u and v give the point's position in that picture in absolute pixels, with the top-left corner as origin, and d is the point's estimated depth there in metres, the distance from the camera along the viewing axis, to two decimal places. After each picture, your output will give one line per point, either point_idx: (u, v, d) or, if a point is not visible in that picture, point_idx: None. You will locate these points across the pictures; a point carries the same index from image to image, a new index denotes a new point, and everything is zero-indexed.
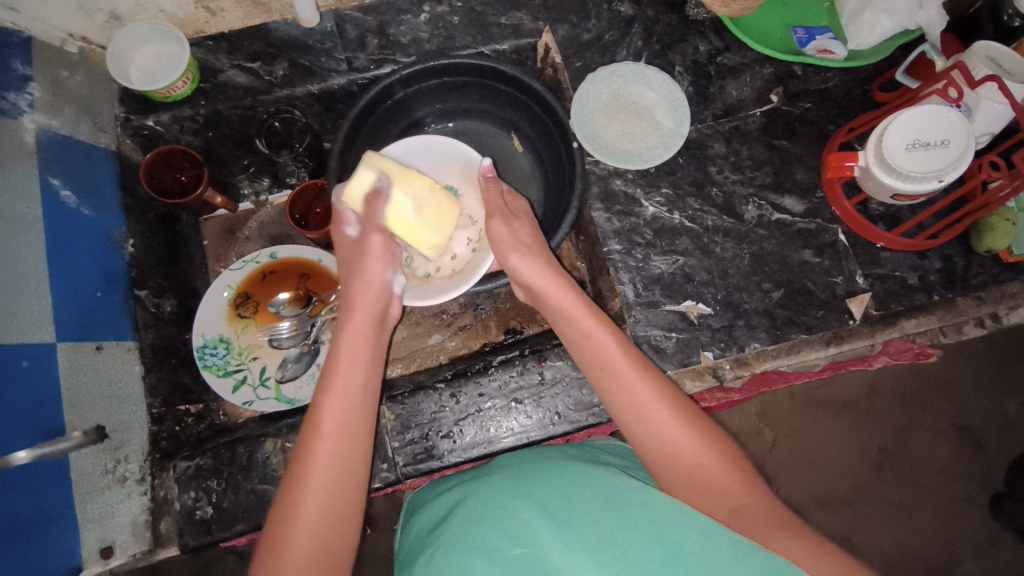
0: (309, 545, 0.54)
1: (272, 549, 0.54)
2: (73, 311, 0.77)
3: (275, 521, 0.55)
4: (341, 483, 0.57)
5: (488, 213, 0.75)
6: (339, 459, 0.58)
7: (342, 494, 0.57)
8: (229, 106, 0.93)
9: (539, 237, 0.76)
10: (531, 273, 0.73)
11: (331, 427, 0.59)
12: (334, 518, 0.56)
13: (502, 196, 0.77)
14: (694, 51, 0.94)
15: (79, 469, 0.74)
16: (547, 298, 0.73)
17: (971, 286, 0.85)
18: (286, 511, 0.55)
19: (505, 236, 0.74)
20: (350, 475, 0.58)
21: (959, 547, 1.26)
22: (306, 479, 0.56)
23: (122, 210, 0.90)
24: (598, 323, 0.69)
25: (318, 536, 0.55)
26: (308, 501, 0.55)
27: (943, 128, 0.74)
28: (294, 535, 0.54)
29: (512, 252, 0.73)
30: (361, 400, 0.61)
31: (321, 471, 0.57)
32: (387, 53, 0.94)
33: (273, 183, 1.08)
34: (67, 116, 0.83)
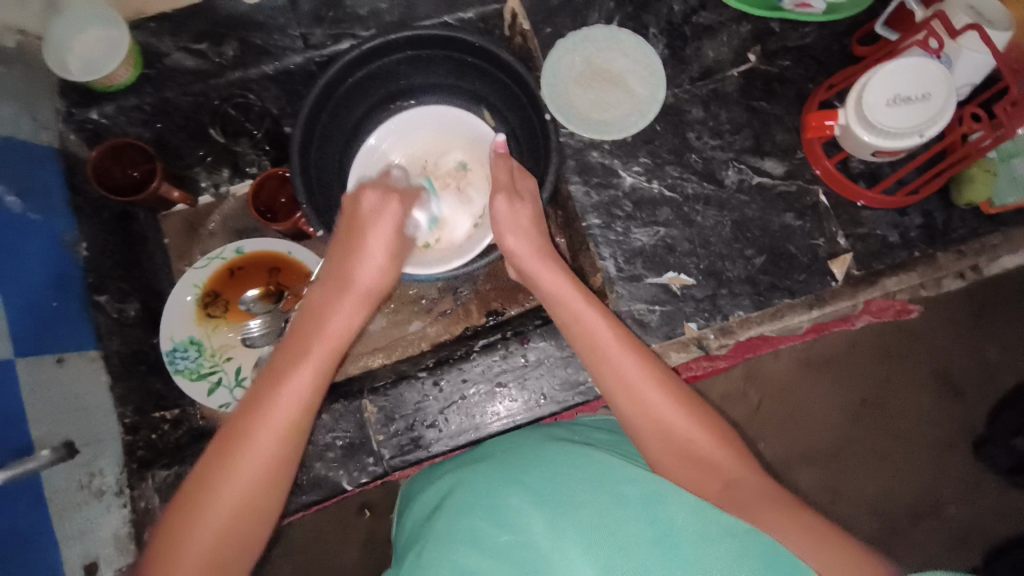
0: (237, 504, 0.53)
1: (194, 497, 0.53)
2: (26, 322, 0.72)
3: (205, 468, 0.54)
4: (284, 449, 0.56)
5: (493, 189, 0.73)
6: (292, 424, 0.56)
7: (284, 449, 0.56)
8: (178, 93, 0.86)
9: (540, 223, 0.74)
10: (524, 255, 0.72)
11: (295, 388, 0.57)
12: (267, 485, 0.55)
13: (510, 173, 0.74)
14: (668, 10, 0.90)
15: (52, 486, 0.69)
16: (539, 281, 0.72)
17: (952, 241, 0.85)
18: (220, 462, 0.54)
19: (505, 215, 0.72)
20: (291, 448, 0.56)
21: (944, 494, 1.30)
22: (250, 436, 0.54)
23: (72, 212, 0.84)
24: (588, 304, 0.68)
25: (244, 500, 0.53)
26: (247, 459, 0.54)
27: (924, 80, 0.71)
28: (222, 492, 0.53)
29: (508, 233, 0.72)
30: (325, 372, 0.60)
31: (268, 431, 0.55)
32: (344, 26, 0.88)
33: (233, 173, 1.04)
34: (7, 114, 0.76)
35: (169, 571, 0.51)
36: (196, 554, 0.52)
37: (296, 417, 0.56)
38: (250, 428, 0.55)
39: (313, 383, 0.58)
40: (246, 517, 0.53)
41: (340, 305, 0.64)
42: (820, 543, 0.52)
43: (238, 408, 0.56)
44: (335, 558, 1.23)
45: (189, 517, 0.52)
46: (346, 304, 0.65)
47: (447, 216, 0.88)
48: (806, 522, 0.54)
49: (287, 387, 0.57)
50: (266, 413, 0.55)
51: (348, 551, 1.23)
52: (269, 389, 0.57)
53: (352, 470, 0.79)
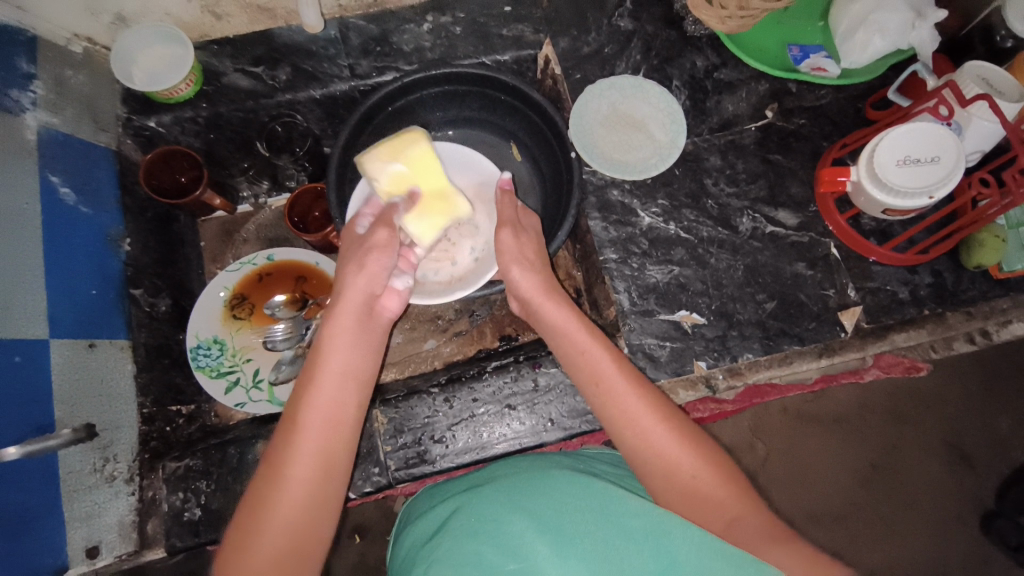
0: (279, 545, 0.54)
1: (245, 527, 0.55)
2: (68, 307, 0.76)
3: (252, 503, 0.56)
4: (322, 478, 0.58)
5: (499, 224, 0.77)
6: (324, 439, 0.59)
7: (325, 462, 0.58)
8: (231, 109, 0.94)
9: (543, 255, 0.78)
10: (529, 286, 0.74)
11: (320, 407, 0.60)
12: (316, 495, 0.57)
13: (516, 210, 0.79)
14: (691, 66, 0.96)
15: (67, 466, 0.72)
16: (543, 313, 0.74)
17: (961, 301, 0.87)
18: (260, 503, 0.56)
19: (511, 247, 0.75)
20: (330, 462, 0.59)
21: (951, 568, 1.26)
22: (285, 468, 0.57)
23: (121, 209, 0.90)
24: (591, 337, 0.70)
25: (285, 540, 0.55)
26: (287, 492, 0.56)
27: (934, 145, 0.76)
28: (270, 515, 0.55)
29: (513, 265, 0.75)
30: (347, 390, 0.63)
31: (303, 466, 0.57)
32: (388, 60, 0.96)
33: (273, 186, 1.10)
34: (69, 115, 0.83)
35: None
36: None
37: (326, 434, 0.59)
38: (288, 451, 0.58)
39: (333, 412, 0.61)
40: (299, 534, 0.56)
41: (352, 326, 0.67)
42: None
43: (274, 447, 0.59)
44: None
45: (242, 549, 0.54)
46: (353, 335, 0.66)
47: (450, 251, 0.87)
48: (808, 562, 0.54)
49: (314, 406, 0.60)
50: (297, 449, 0.58)
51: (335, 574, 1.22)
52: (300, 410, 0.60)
53: (356, 479, 0.79)
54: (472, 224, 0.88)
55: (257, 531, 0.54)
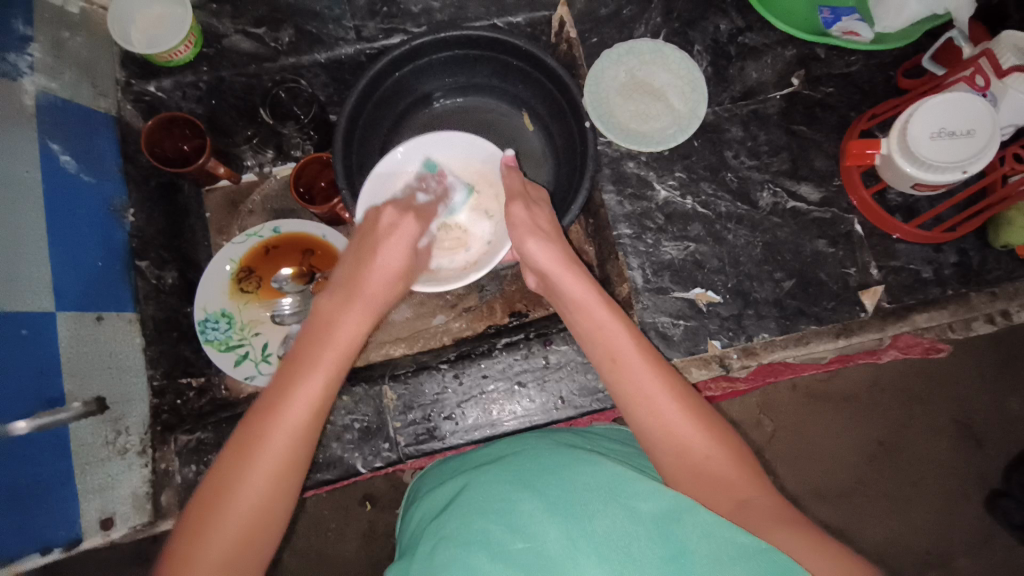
0: (238, 526, 0.52)
1: (211, 502, 0.52)
2: (73, 280, 0.75)
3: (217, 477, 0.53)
4: (294, 461, 0.54)
5: (509, 197, 0.75)
6: (304, 425, 0.55)
7: (298, 450, 0.54)
8: (233, 74, 0.90)
9: (557, 226, 0.76)
10: (546, 260, 0.72)
11: (307, 388, 0.56)
12: (283, 479, 0.54)
13: (524, 185, 0.77)
14: (715, 30, 0.91)
15: (79, 439, 0.72)
16: (562, 287, 0.71)
17: (985, 282, 0.84)
18: (234, 469, 0.53)
19: (524, 220, 0.74)
20: (301, 451, 0.55)
21: (952, 542, 1.27)
22: (257, 446, 0.53)
23: (123, 177, 0.88)
24: (609, 313, 0.68)
25: (254, 513, 0.52)
26: (256, 471, 0.53)
27: (968, 116, 0.72)
28: (238, 493, 0.52)
29: (530, 237, 0.72)
30: (337, 377, 0.59)
31: (275, 448, 0.53)
32: (396, 22, 0.91)
33: (277, 155, 1.06)
34: (68, 79, 0.80)
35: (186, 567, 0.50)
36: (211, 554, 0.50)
37: (308, 420, 0.55)
38: (263, 429, 0.54)
39: (327, 384, 0.58)
40: (264, 518, 0.53)
41: (346, 309, 0.62)
42: (830, 564, 0.51)
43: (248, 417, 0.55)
44: (335, 545, 1.24)
45: (205, 523, 0.51)
46: (355, 311, 0.63)
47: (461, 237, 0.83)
48: (820, 547, 0.53)
49: (300, 388, 0.56)
50: (272, 428, 0.54)
51: (346, 538, 1.24)
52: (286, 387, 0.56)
53: (366, 453, 0.80)
54: (481, 208, 0.84)
55: (228, 499, 0.52)
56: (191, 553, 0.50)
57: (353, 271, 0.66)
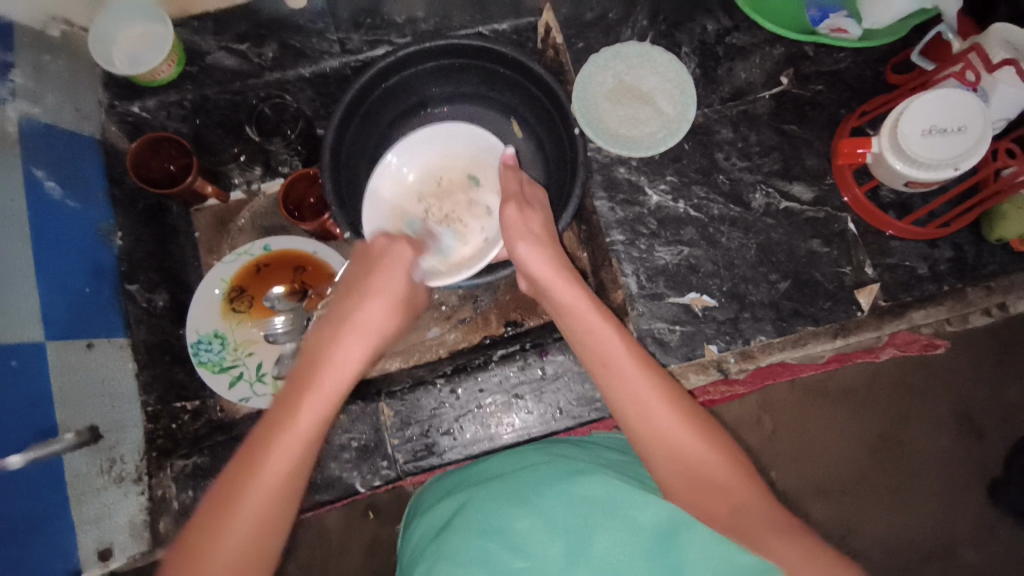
0: (223, 570, 0.50)
1: (194, 548, 0.51)
2: (62, 307, 0.74)
3: (202, 523, 0.51)
4: (275, 505, 0.52)
5: (503, 198, 0.73)
6: (292, 465, 0.53)
7: (280, 497, 0.52)
8: (217, 91, 0.90)
9: (551, 231, 0.74)
10: (535, 263, 0.70)
11: (293, 431, 0.54)
12: (264, 525, 0.52)
13: (520, 183, 0.75)
14: (702, 30, 0.90)
15: (73, 469, 0.71)
16: (553, 292, 0.70)
17: (981, 276, 0.83)
18: (220, 513, 0.51)
19: (516, 222, 0.72)
20: (285, 497, 0.53)
21: (955, 533, 1.27)
22: (241, 490, 0.52)
23: (110, 202, 0.87)
24: (601, 317, 0.67)
25: (230, 567, 0.50)
26: (239, 517, 0.51)
27: (960, 114, 0.71)
28: (225, 539, 0.51)
29: (520, 240, 0.70)
30: (327, 420, 0.57)
31: (258, 491, 0.52)
32: (380, 33, 0.90)
33: (266, 171, 1.04)
34: (50, 104, 0.79)
35: None
36: None
37: (293, 462, 0.53)
38: (248, 471, 0.52)
39: (314, 426, 0.55)
40: (248, 563, 0.51)
41: (337, 344, 0.60)
42: (823, 572, 0.51)
43: (236, 457, 0.54)
44: (338, 558, 1.23)
45: (186, 570, 0.50)
46: (350, 344, 0.61)
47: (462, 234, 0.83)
48: (814, 556, 0.52)
49: (287, 429, 0.54)
50: (257, 469, 0.52)
51: (349, 551, 1.24)
52: (274, 425, 0.55)
53: (365, 472, 0.79)
54: (481, 207, 0.84)
55: (209, 546, 0.50)
56: None
57: (343, 305, 0.64)
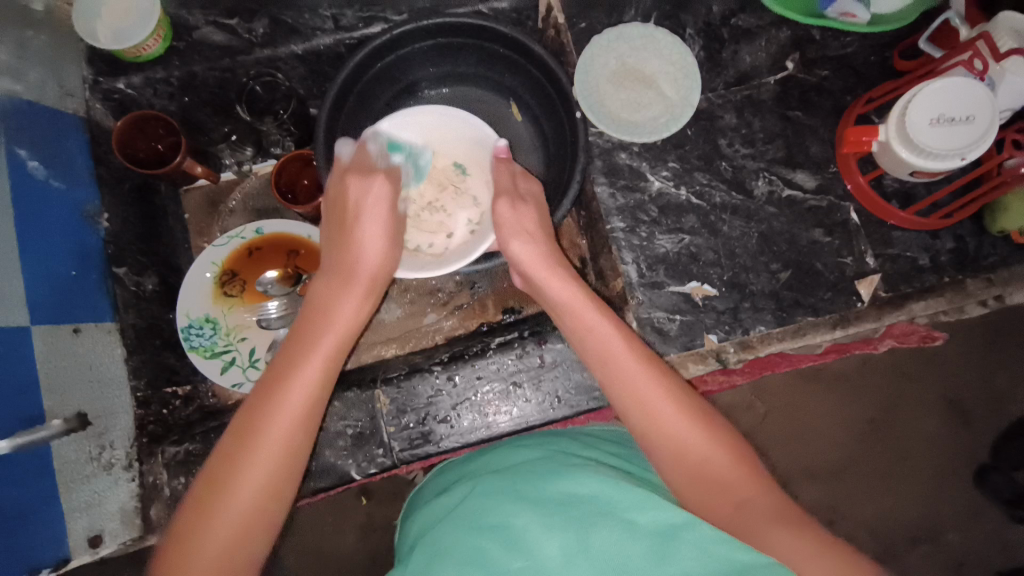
0: (245, 504, 0.52)
1: (214, 480, 0.52)
2: (47, 291, 0.72)
3: (220, 460, 0.53)
4: (295, 439, 0.54)
5: (497, 193, 0.74)
6: (306, 406, 0.56)
7: (297, 438, 0.54)
8: (205, 68, 0.87)
9: (545, 226, 0.74)
10: (529, 262, 0.71)
11: (303, 374, 0.57)
12: (289, 455, 0.54)
13: (513, 177, 0.75)
14: (707, 12, 0.88)
15: (62, 456, 0.70)
16: (546, 290, 0.71)
17: (981, 267, 0.83)
18: (239, 446, 0.53)
19: (509, 219, 0.72)
20: (302, 438, 0.55)
21: (942, 519, 1.29)
22: (261, 426, 0.53)
23: (95, 182, 0.85)
24: (598, 315, 0.66)
25: (240, 521, 0.51)
26: (260, 451, 0.53)
27: (969, 103, 0.70)
28: (245, 472, 0.52)
29: (513, 238, 0.71)
30: (335, 363, 0.60)
31: (278, 425, 0.54)
32: (376, 10, 0.87)
33: (258, 152, 1.03)
34: (32, 79, 0.76)
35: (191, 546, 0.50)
36: (221, 535, 0.50)
37: (305, 407, 0.55)
38: (265, 409, 0.54)
39: (325, 371, 0.58)
40: (270, 500, 0.53)
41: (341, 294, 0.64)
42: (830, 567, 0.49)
43: (255, 391, 0.56)
44: (333, 540, 1.23)
45: (211, 502, 0.51)
46: (348, 299, 0.64)
47: (444, 222, 0.81)
48: (819, 548, 0.51)
49: (300, 373, 0.57)
50: (276, 404, 0.55)
51: (342, 533, 1.24)
52: (287, 370, 0.57)
53: (360, 460, 0.78)
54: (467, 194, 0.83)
55: (230, 478, 0.52)
56: (197, 533, 0.50)
57: (339, 255, 0.66)
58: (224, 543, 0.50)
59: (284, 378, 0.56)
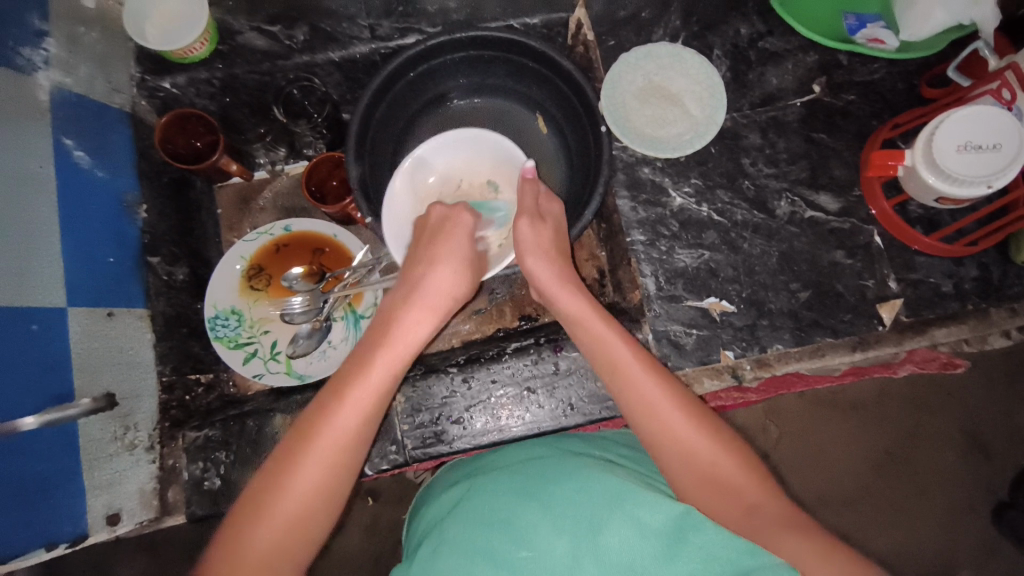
0: (307, 488, 0.55)
1: (283, 462, 0.56)
2: (84, 275, 0.75)
3: (290, 445, 0.57)
4: (355, 436, 0.58)
5: (517, 212, 0.73)
6: (368, 409, 0.59)
7: (357, 437, 0.58)
8: (246, 71, 0.90)
9: (562, 247, 0.74)
10: (541, 274, 0.71)
11: (369, 377, 0.60)
12: (349, 449, 0.57)
13: (536, 198, 0.74)
14: (735, 34, 0.90)
15: (87, 434, 0.72)
16: (559, 301, 0.71)
17: (1005, 297, 0.82)
18: (305, 435, 0.57)
19: (528, 238, 0.72)
20: (361, 437, 0.58)
21: (959, 557, 1.25)
22: (325, 419, 0.57)
23: (137, 174, 0.88)
24: (608, 326, 0.67)
25: (306, 499, 0.55)
26: (322, 441, 0.56)
27: (998, 132, 0.70)
28: (308, 457, 0.56)
29: (530, 255, 0.71)
30: (400, 374, 0.63)
31: (341, 420, 0.58)
32: (411, 21, 0.90)
33: (290, 153, 1.07)
34: (82, 74, 0.80)
35: (254, 520, 0.54)
36: (282, 513, 0.54)
37: (367, 411, 0.59)
38: (331, 406, 0.58)
39: (389, 378, 0.62)
40: (328, 487, 0.56)
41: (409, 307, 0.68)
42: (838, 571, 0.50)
43: (325, 390, 0.60)
44: (338, 540, 1.24)
45: (277, 480, 0.55)
46: (416, 312, 0.68)
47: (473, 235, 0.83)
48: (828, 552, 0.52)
49: (366, 376, 0.60)
50: (342, 402, 0.59)
51: (347, 533, 1.24)
52: (354, 373, 0.61)
53: (372, 456, 0.79)
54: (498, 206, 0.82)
55: (294, 462, 0.55)
56: (260, 510, 0.54)
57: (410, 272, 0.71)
58: (283, 521, 0.54)
59: (359, 374, 0.61)
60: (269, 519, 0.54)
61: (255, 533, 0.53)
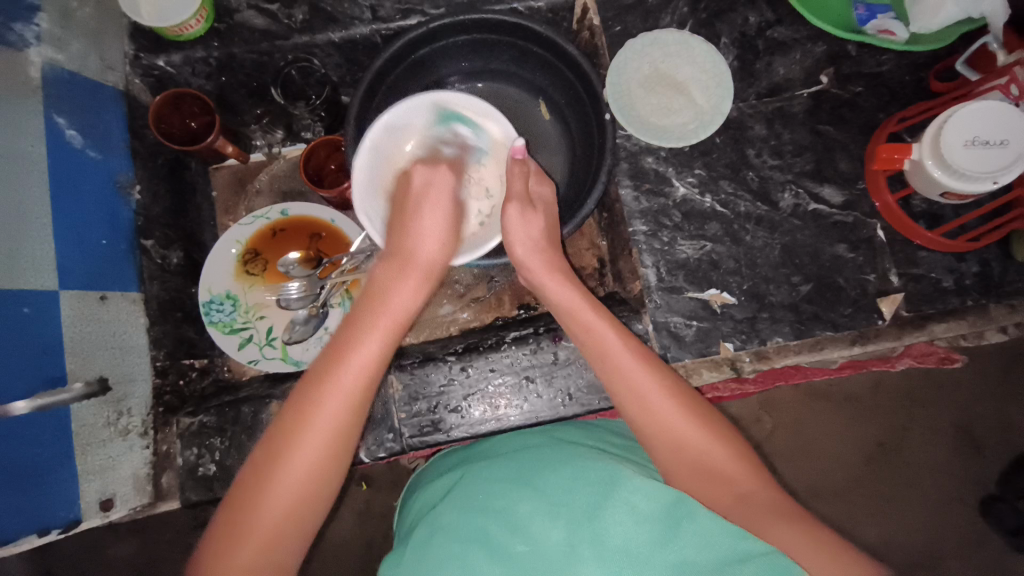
0: (316, 456, 0.55)
1: (287, 429, 0.55)
2: (76, 257, 0.74)
3: (291, 416, 0.56)
4: (357, 401, 0.57)
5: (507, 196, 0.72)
6: (367, 376, 0.59)
7: (361, 402, 0.58)
8: (244, 50, 0.88)
9: (552, 236, 0.74)
10: (533, 263, 0.72)
11: (367, 346, 0.60)
12: (355, 412, 0.57)
13: (525, 179, 0.73)
14: (743, 22, 0.88)
15: (80, 419, 0.71)
16: (548, 290, 0.71)
17: (1005, 293, 0.82)
18: (307, 405, 0.56)
19: (518, 222, 0.71)
20: (363, 402, 0.58)
21: (946, 548, 1.27)
22: (327, 388, 0.57)
23: (129, 154, 0.86)
24: (596, 313, 0.66)
25: (310, 478, 0.54)
26: (326, 409, 0.56)
27: (1006, 128, 0.69)
28: (313, 425, 0.55)
29: (518, 243, 0.72)
30: (395, 341, 0.63)
31: (342, 389, 0.57)
32: (413, 2, 0.88)
33: (287, 136, 1.04)
34: (75, 50, 0.78)
35: (265, 486, 0.53)
36: (294, 478, 0.54)
37: (367, 379, 0.58)
38: (331, 375, 0.57)
39: (385, 346, 0.61)
40: (338, 449, 0.56)
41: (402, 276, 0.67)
42: (832, 560, 0.50)
43: (320, 360, 0.59)
44: (331, 525, 1.24)
45: (284, 447, 0.54)
46: (407, 279, 0.67)
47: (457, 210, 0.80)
48: (820, 546, 0.52)
49: (361, 346, 0.60)
50: (341, 372, 0.58)
51: (341, 520, 1.24)
52: (350, 342, 0.60)
53: (369, 443, 0.79)
54: (482, 185, 0.80)
55: (302, 431, 0.55)
56: (269, 479, 0.53)
57: (399, 239, 0.70)
58: (294, 488, 0.54)
59: (349, 348, 0.60)
60: (280, 485, 0.53)
61: (266, 498, 0.53)
